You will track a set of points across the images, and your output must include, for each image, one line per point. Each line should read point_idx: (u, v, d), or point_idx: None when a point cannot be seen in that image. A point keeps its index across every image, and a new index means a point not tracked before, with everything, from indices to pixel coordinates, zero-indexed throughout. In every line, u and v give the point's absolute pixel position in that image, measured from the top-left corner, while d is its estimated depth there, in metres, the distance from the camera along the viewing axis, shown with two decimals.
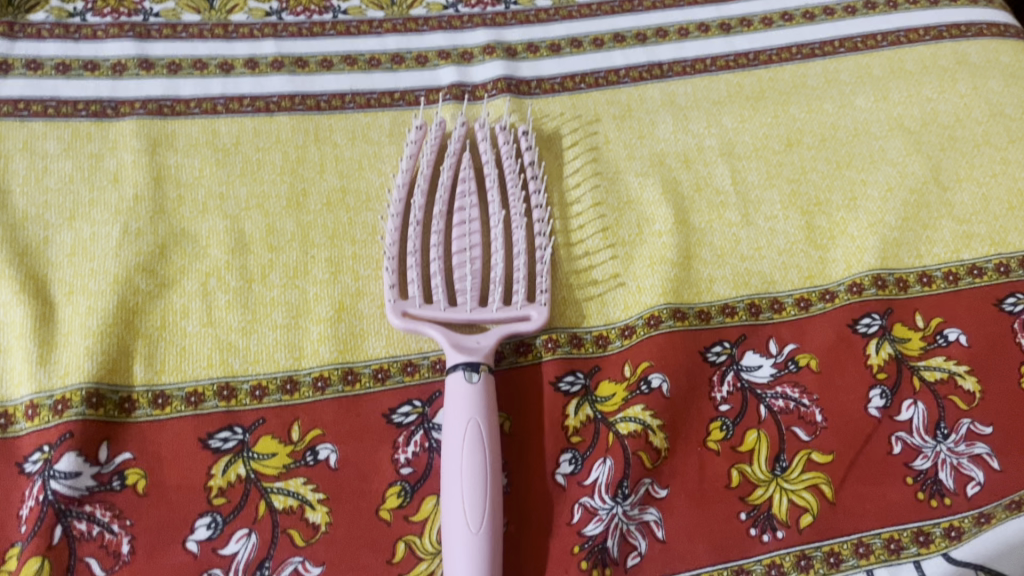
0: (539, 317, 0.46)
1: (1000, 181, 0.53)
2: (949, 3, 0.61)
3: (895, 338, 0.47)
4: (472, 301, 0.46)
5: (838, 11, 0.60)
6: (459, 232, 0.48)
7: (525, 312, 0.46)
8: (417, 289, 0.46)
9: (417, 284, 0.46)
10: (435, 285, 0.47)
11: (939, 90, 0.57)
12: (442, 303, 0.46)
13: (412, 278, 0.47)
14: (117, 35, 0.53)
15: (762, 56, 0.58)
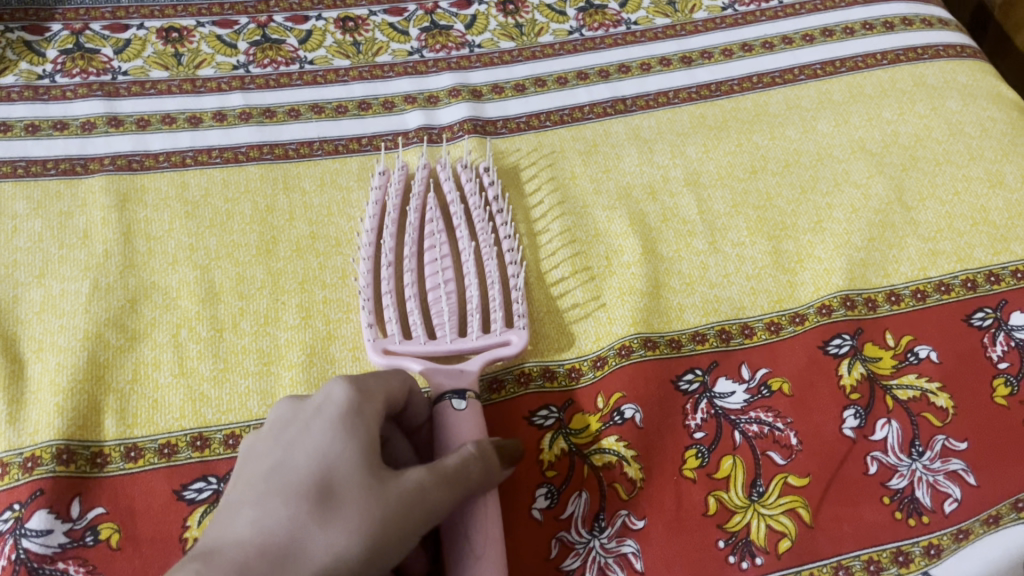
0: (519, 342, 0.46)
1: (963, 199, 0.54)
2: (905, 28, 0.63)
3: (866, 358, 0.48)
4: (451, 333, 0.46)
5: (796, 40, 0.63)
6: (433, 268, 0.49)
7: (506, 338, 0.46)
8: (395, 325, 0.46)
9: (394, 321, 0.46)
10: (412, 322, 0.46)
11: (898, 112, 0.58)
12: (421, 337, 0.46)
13: (389, 315, 0.46)
14: (85, 94, 0.54)
15: (724, 86, 0.60)
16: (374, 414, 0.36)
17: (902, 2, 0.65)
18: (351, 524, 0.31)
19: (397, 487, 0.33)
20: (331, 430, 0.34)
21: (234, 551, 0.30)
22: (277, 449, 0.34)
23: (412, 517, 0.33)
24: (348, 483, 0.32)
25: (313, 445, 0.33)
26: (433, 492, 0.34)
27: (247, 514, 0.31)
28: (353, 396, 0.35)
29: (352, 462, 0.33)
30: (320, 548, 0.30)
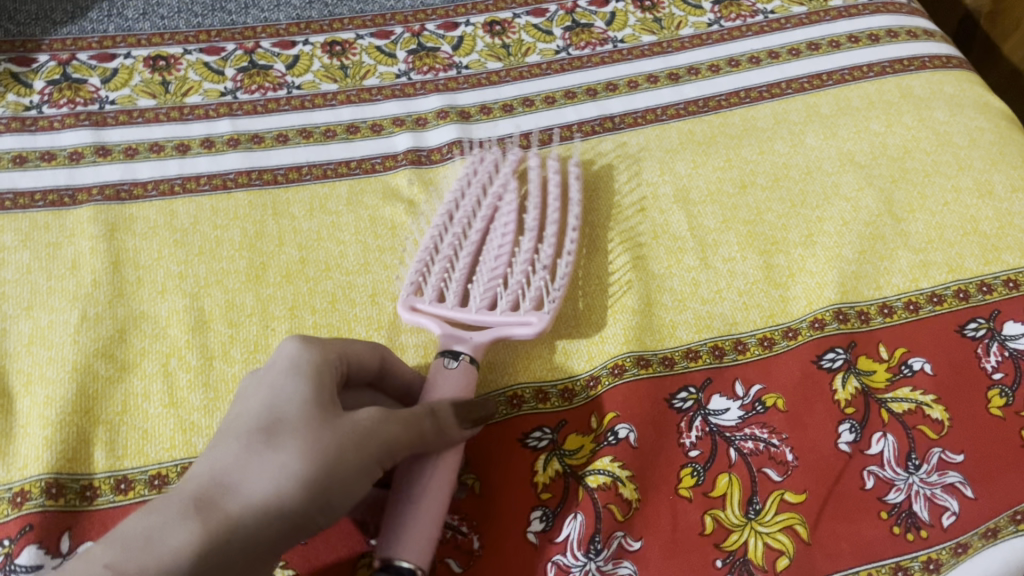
0: (540, 323, 0.45)
1: (953, 209, 0.54)
2: (890, 39, 0.64)
3: (860, 371, 0.47)
4: (481, 306, 0.46)
5: (783, 54, 0.63)
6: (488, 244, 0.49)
7: (527, 318, 0.45)
8: (432, 288, 0.46)
9: (432, 284, 0.46)
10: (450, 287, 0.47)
11: (886, 124, 0.58)
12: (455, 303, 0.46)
13: (431, 280, 0.47)
14: (73, 124, 0.54)
15: (711, 102, 0.61)
16: (329, 359, 0.37)
17: (888, 14, 0.65)
18: (294, 454, 0.33)
19: (342, 421, 0.34)
20: (282, 373, 0.36)
21: (190, 484, 0.33)
22: (239, 401, 0.36)
23: (360, 446, 0.34)
24: (295, 416, 0.34)
25: (265, 387, 0.35)
26: (382, 427, 0.35)
27: (205, 454, 0.34)
28: (306, 342, 0.37)
29: (299, 399, 0.35)
30: (265, 479, 0.32)
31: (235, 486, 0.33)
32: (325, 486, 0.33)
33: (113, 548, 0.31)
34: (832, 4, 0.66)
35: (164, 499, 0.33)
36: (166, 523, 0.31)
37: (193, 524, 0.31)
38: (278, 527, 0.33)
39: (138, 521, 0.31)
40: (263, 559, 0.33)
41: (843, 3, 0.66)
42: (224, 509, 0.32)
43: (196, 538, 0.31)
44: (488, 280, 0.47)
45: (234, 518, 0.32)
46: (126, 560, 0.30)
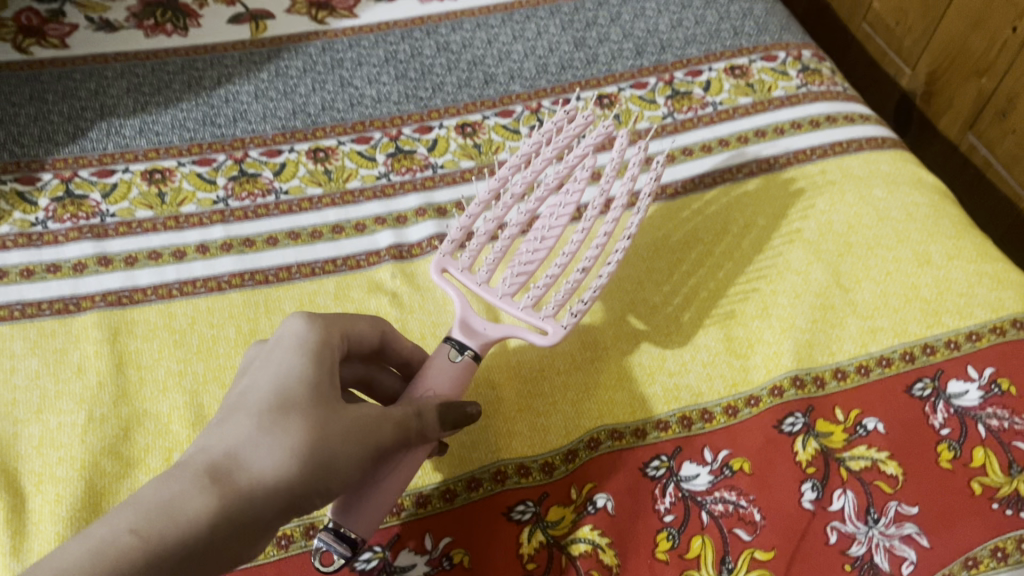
0: (553, 337, 0.51)
1: (895, 278, 0.58)
2: (830, 124, 0.69)
3: (818, 433, 0.51)
4: (502, 302, 0.53)
5: (732, 141, 0.68)
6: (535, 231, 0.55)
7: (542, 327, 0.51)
8: (467, 258, 0.54)
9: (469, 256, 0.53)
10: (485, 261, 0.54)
11: (830, 202, 0.63)
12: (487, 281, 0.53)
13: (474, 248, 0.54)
14: (76, 237, 0.58)
15: (669, 189, 0.65)
16: (330, 343, 0.43)
17: (826, 102, 0.71)
18: (302, 439, 0.38)
19: (345, 413, 0.40)
20: (289, 356, 0.41)
21: (203, 456, 0.38)
22: (246, 375, 0.41)
23: (360, 435, 0.39)
24: (303, 400, 0.39)
25: (274, 368, 0.41)
26: (379, 424, 0.40)
27: (216, 427, 0.39)
28: (311, 328, 0.42)
29: (305, 385, 0.40)
30: (275, 458, 0.38)
31: (247, 462, 0.38)
32: (326, 471, 0.39)
33: (135, 512, 0.35)
34: (775, 94, 0.72)
35: (178, 469, 0.37)
36: (185, 491, 0.36)
37: (209, 494, 0.36)
38: (281, 502, 0.38)
39: (159, 488, 0.36)
40: (262, 527, 0.38)
41: (785, 92, 0.72)
42: (237, 481, 0.37)
43: (212, 508, 0.36)
44: (519, 270, 0.53)
45: (247, 490, 0.37)
46: (147, 525, 0.35)
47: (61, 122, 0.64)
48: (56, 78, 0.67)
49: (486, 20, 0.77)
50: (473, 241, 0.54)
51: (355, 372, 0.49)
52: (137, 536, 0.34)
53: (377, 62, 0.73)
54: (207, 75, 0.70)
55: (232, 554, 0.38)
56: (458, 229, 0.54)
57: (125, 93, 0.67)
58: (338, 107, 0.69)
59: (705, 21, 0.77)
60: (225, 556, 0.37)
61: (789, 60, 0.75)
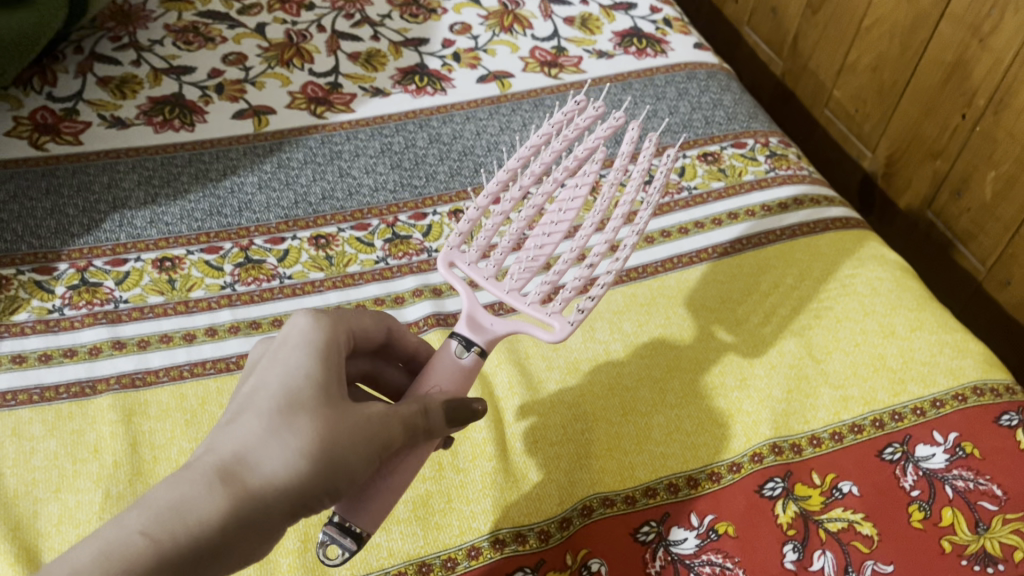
0: (560, 333, 0.50)
1: (863, 349, 0.63)
2: (797, 206, 0.74)
3: (797, 496, 0.54)
4: (510, 297, 0.51)
5: (707, 223, 0.73)
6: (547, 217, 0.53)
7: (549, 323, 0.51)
8: (475, 251, 0.52)
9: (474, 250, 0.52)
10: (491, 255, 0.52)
11: (800, 278, 0.68)
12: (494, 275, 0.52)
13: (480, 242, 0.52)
14: (91, 323, 0.61)
15: (650, 267, 0.69)
16: (336, 342, 0.44)
17: (793, 185, 0.76)
18: (310, 438, 0.40)
19: (353, 413, 0.41)
20: (298, 355, 0.42)
21: (213, 457, 0.39)
22: (253, 373, 0.43)
23: (368, 434, 0.41)
24: (311, 399, 0.41)
25: (282, 365, 0.42)
26: (387, 424, 0.42)
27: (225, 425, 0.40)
28: (317, 327, 0.43)
29: (314, 384, 0.41)
30: (284, 457, 0.39)
31: (257, 462, 0.39)
32: (336, 471, 0.40)
33: (146, 515, 0.37)
34: (745, 178, 0.77)
35: (189, 470, 0.39)
36: (193, 494, 0.38)
37: (220, 495, 0.38)
38: (289, 502, 0.40)
39: (167, 491, 0.38)
40: (273, 524, 0.40)
41: (755, 176, 0.77)
42: (247, 483, 0.39)
43: (219, 509, 0.38)
44: (526, 264, 0.52)
45: (254, 491, 0.39)
46: (157, 528, 0.37)
47: (77, 214, 0.68)
48: (70, 173, 0.71)
49: (475, 113, 0.82)
50: (480, 234, 0.52)
51: (361, 367, 0.52)
52: (146, 540, 0.36)
53: (373, 153, 0.77)
54: (213, 167, 0.74)
55: (239, 552, 0.39)
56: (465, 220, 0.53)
57: (136, 186, 0.72)
58: (338, 196, 0.74)
59: (678, 111, 0.83)
60: (237, 551, 0.39)
61: (757, 146, 0.80)
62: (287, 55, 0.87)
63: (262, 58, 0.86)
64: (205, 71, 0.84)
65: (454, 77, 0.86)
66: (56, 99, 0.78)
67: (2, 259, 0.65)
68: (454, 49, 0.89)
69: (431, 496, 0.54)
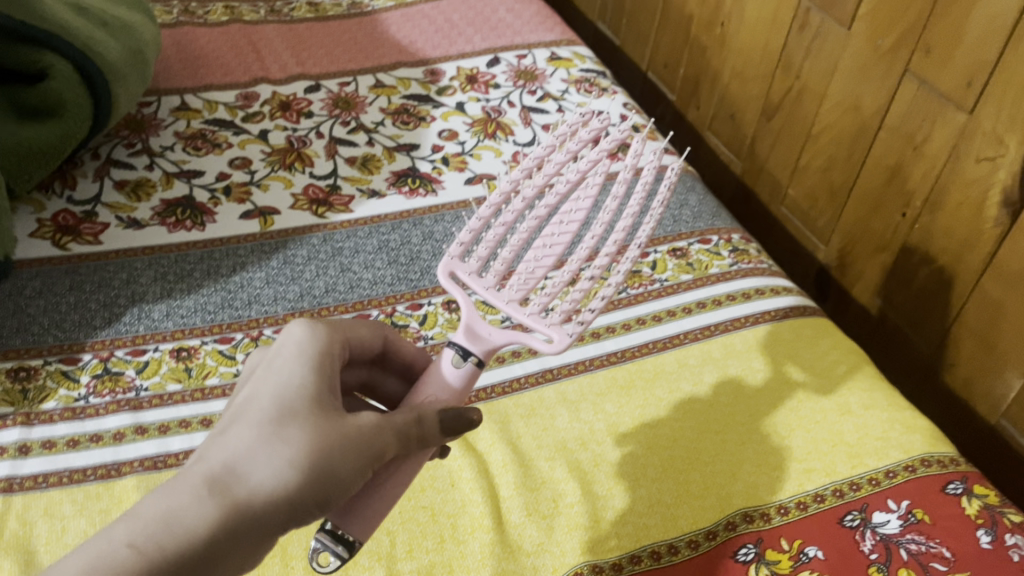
0: (559, 345, 0.57)
1: (822, 426, 0.69)
2: (759, 296, 0.82)
3: (768, 561, 0.60)
4: (509, 307, 0.57)
5: (679, 311, 0.80)
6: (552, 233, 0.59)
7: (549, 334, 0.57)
8: (474, 263, 0.59)
9: (476, 260, 0.59)
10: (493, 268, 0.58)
11: (764, 361, 0.75)
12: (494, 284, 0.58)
13: (482, 252, 0.59)
14: (115, 409, 0.66)
15: (628, 352, 0.75)
16: (328, 357, 0.49)
17: (755, 277, 0.84)
18: (298, 449, 0.44)
19: (340, 425, 0.45)
20: (289, 372, 0.47)
21: (207, 468, 0.44)
22: (250, 387, 0.48)
23: (352, 444, 0.45)
24: (298, 412, 0.45)
25: (273, 380, 0.47)
26: (377, 435, 0.46)
27: (219, 437, 0.45)
28: (308, 345, 0.49)
29: (303, 400, 0.46)
30: (272, 468, 0.44)
31: (248, 473, 0.44)
32: (327, 480, 0.44)
33: (135, 528, 0.42)
34: (711, 270, 0.85)
35: (183, 480, 0.44)
36: (183, 505, 0.43)
37: (209, 505, 0.43)
38: (278, 509, 0.44)
39: (161, 501, 0.43)
40: (266, 533, 0.44)
41: (720, 269, 0.85)
42: (238, 492, 0.43)
43: (208, 515, 0.42)
44: (527, 277, 0.58)
45: (243, 499, 0.43)
46: (143, 540, 0.41)
47: (98, 309, 0.74)
48: (92, 271, 0.77)
49: (464, 212, 0.90)
50: (481, 247, 0.59)
51: (359, 376, 0.58)
52: (133, 550, 0.41)
53: (371, 249, 0.84)
54: (224, 263, 0.81)
55: (232, 558, 0.44)
56: (466, 232, 0.59)
57: (153, 282, 0.77)
58: (340, 289, 0.80)
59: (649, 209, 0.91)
60: (231, 556, 0.44)
61: (721, 242, 0.88)
62: (289, 159, 0.94)
63: (266, 162, 0.94)
64: (213, 175, 0.91)
65: (444, 179, 0.94)
66: (76, 201, 0.84)
67: (29, 351, 0.69)
68: (444, 154, 0.97)
69: (435, 567, 0.59)
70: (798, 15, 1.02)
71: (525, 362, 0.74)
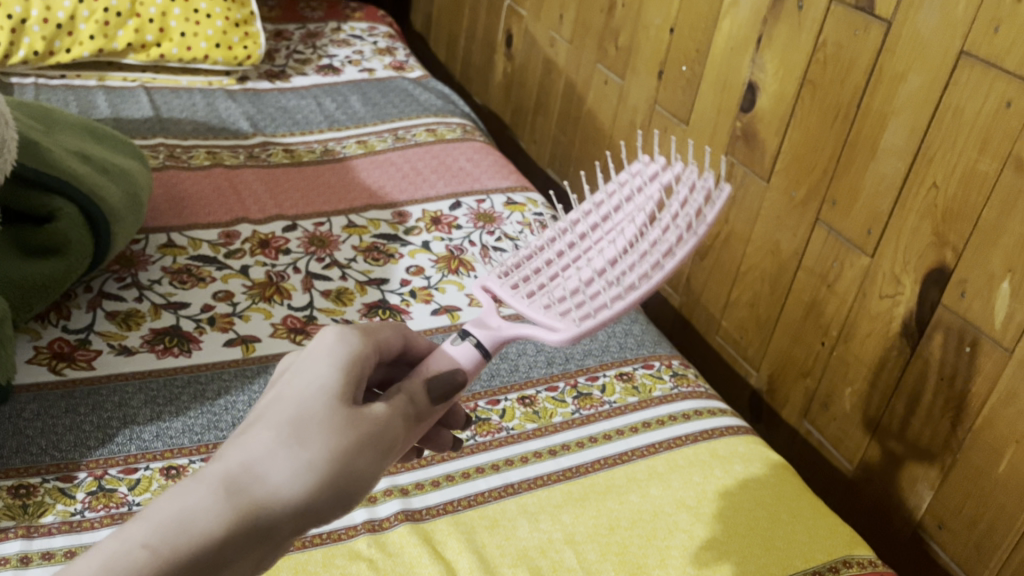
0: (566, 336, 0.64)
1: (757, 532, 0.77)
2: (697, 416, 0.91)
3: None
4: (528, 308, 0.68)
5: (626, 430, 0.88)
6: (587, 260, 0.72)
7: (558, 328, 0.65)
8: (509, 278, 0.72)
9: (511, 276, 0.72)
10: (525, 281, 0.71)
11: (703, 474, 0.83)
12: (521, 294, 0.70)
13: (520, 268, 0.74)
14: (109, 522, 0.72)
15: (582, 467, 0.83)
16: (349, 358, 0.53)
17: (693, 399, 0.94)
18: (315, 450, 0.48)
19: (354, 424, 0.50)
20: (312, 375, 0.51)
21: (227, 468, 0.47)
22: (273, 387, 0.52)
23: (368, 447, 0.50)
24: (321, 413, 0.50)
25: (299, 382, 0.51)
26: (386, 432, 0.51)
27: (240, 437, 0.49)
28: (333, 347, 0.53)
29: (322, 402, 0.50)
30: (289, 468, 0.48)
31: (266, 473, 0.48)
32: (342, 477, 0.49)
33: (149, 530, 0.44)
34: (655, 393, 0.94)
35: (202, 479, 0.47)
36: (201, 506, 0.46)
37: (225, 506, 0.46)
38: (292, 512, 0.48)
39: (179, 501, 0.46)
40: (282, 530, 0.48)
41: (662, 392, 0.94)
42: (255, 493, 0.47)
43: (226, 515, 0.46)
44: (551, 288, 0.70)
45: (259, 502, 0.47)
46: (157, 540, 0.44)
47: (92, 429, 0.80)
48: (86, 394, 0.83)
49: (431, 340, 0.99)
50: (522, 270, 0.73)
51: (379, 374, 0.63)
52: (147, 551, 0.44)
53: None
54: (209, 387, 0.87)
55: (241, 560, 0.47)
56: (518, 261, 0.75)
57: (143, 404, 0.84)
58: None
59: (597, 338, 1.01)
60: (247, 550, 0.47)
61: (662, 367, 0.98)
62: (269, 292, 1.03)
63: (247, 295, 1.02)
64: (198, 305, 0.99)
65: (411, 309, 1.03)
66: (70, 330, 0.91)
67: (28, 469, 0.75)
68: (411, 287, 1.07)
69: None
70: (724, 169, 1.17)
71: (488, 476, 0.81)
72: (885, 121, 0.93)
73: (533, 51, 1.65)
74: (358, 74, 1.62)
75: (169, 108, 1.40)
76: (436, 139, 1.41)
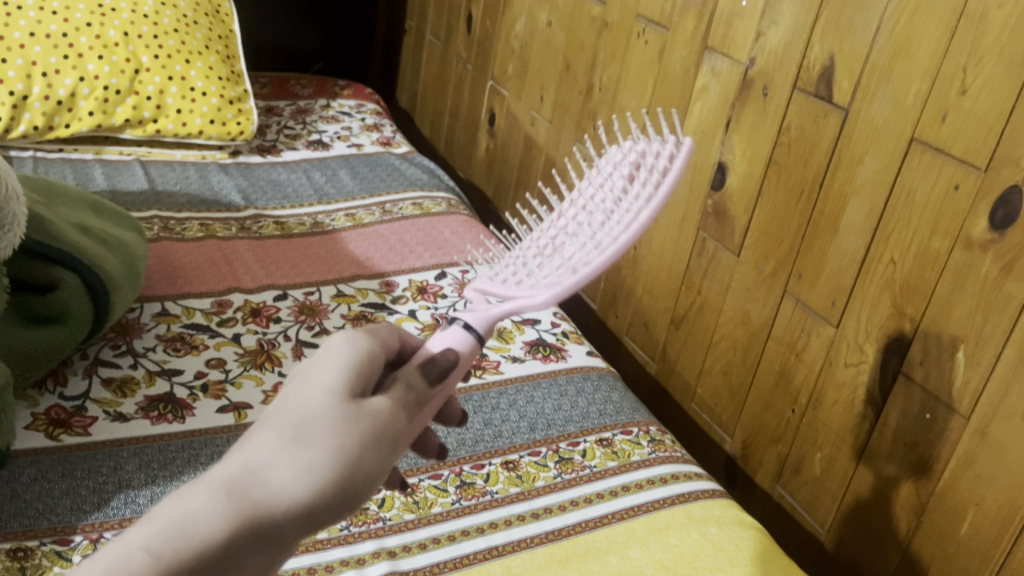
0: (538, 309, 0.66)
1: None
2: (674, 480, 0.95)
3: None
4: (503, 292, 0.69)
5: (606, 493, 0.92)
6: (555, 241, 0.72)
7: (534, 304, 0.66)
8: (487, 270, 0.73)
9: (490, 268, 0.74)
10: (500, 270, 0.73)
11: (680, 537, 0.87)
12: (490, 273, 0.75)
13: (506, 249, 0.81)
14: None
15: (563, 530, 0.86)
16: (354, 353, 0.55)
17: (670, 464, 0.98)
18: (316, 450, 0.51)
19: (356, 422, 0.52)
20: (317, 375, 0.54)
21: (231, 471, 0.51)
22: (280, 390, 0.55)
23: (369, 444, 0.52)
24: (323, 414, 0.52)
25: (304, 384, 0.54)
26: (389, 427, 0.54)
27: (246, 441, 0.52)
28: (337, 347, 0.55)
29: (324, 401, 0.53)
30: (290, 469, 0.51)
31: (269, 474, 0.51)
32: (343, 473, 0.51)
33: (152, 535, 0.48)
34: (633, 458, 0.98)
35: (206, 485, 0.50)
36: (204, 510, 0.49)
37: (227, 508, 0.49)
38: (296, 508, 0.51)
39: (182, 507, 0.49)
40: (288, 527, 0.51)
41: (640, 456, 0.98)
42: (257, 495, 0.50)
43: (229, 517, 0.49)
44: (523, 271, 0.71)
45: (262, 502, 0.50)
46: (159, 543, 0.47)
47: (88, 493, 0.82)
48: (82, 459, 0.86)
49: None
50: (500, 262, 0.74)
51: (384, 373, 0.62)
52: (149, 554, 0.47)
53: None
54: (202, 452, 0.90)
55: (245, 561, 0.51)
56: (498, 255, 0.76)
57: (138, 468, 0.86)
58: None
59: (578, 404, 1.05)
60: (254, 548, 0.50)
61: (640, 433, 1.02)
62: (260, 360, 1.06)
63: (239, 362, 1.05)
64: (191, 372, 1.02)
65: None
66: (67, 397, 0.94)
67: (26, 532, 0.77)
68: None
69: None
70: (697, 243, 1.23)
71: (473, 539, 0.84)
72: (846, 201, 0.99)
73: (516, 129, 1.72)
74: (346, 149, 1.68)
75: (164, 181, 1.45)
76: (422, 212, 1.47)
